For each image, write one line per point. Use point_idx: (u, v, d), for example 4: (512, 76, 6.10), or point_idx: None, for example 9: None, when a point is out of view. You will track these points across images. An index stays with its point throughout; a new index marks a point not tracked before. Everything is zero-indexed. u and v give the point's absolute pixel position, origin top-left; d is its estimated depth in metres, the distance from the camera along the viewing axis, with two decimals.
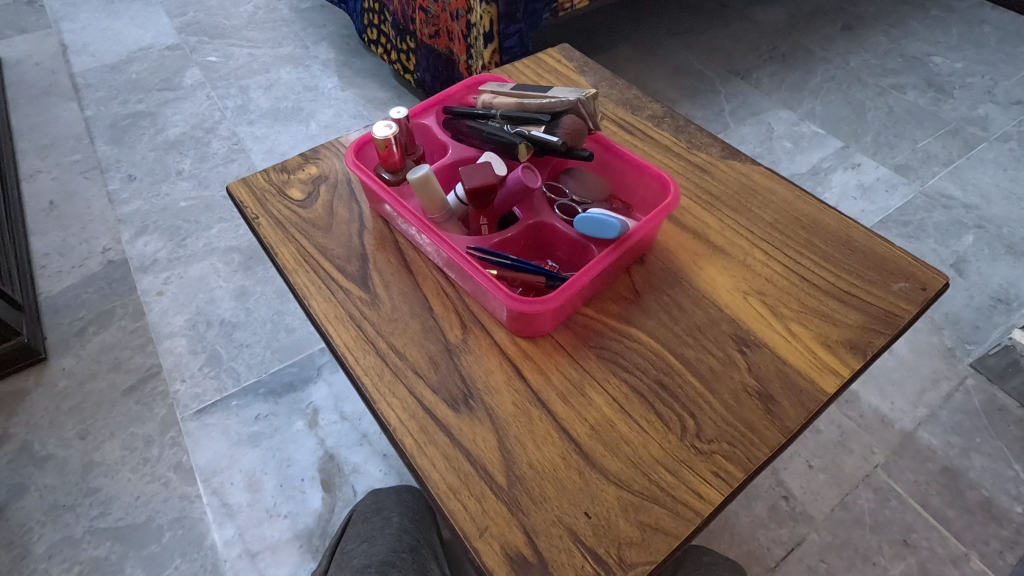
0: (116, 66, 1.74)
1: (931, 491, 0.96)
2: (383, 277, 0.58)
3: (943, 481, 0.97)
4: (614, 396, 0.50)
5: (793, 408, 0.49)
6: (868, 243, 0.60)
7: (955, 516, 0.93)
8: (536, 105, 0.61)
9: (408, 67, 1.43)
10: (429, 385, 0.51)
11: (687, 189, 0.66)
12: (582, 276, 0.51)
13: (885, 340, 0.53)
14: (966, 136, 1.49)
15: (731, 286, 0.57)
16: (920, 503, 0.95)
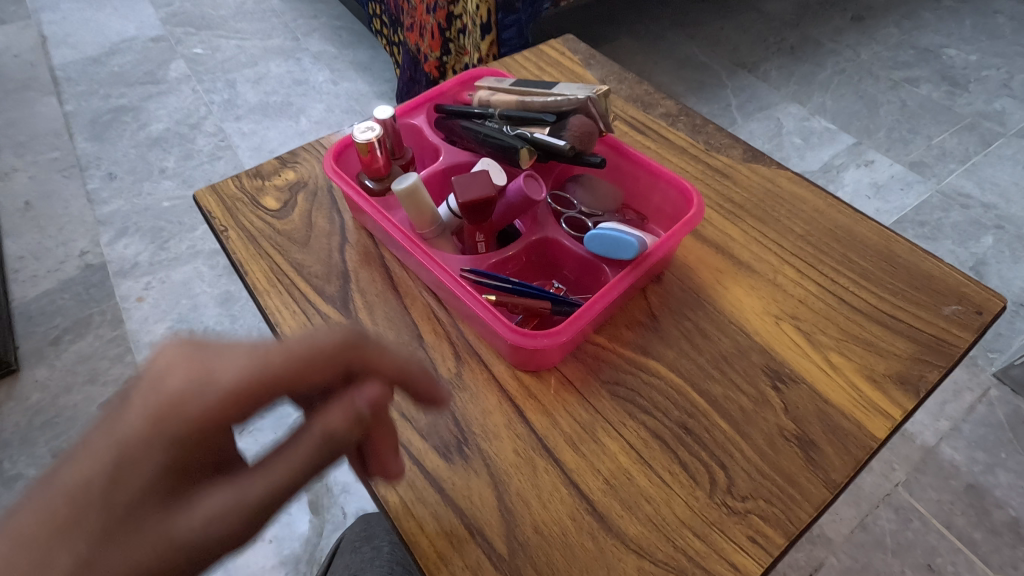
0: (98, 59, 1.66)
1: (955, 511, 0.90)
2: (367, 299, 0.51)
3: (968, 500, 0.90)
4: (631, 442, 0.43)
5: (837, 457, 0.43)
6: (912, 258, 0.54)
7: (981, 537, 0.87)
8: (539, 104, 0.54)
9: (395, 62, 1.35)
10: (418, 429, 0.44)
11: (707, 196, 0.59)
12: (594, 303, 0.44)
13: (939, 374, 0.47)
14: (983, 132, 1.42)
15: (760, 309, 0.50)
16: (945, 524, 0.88)
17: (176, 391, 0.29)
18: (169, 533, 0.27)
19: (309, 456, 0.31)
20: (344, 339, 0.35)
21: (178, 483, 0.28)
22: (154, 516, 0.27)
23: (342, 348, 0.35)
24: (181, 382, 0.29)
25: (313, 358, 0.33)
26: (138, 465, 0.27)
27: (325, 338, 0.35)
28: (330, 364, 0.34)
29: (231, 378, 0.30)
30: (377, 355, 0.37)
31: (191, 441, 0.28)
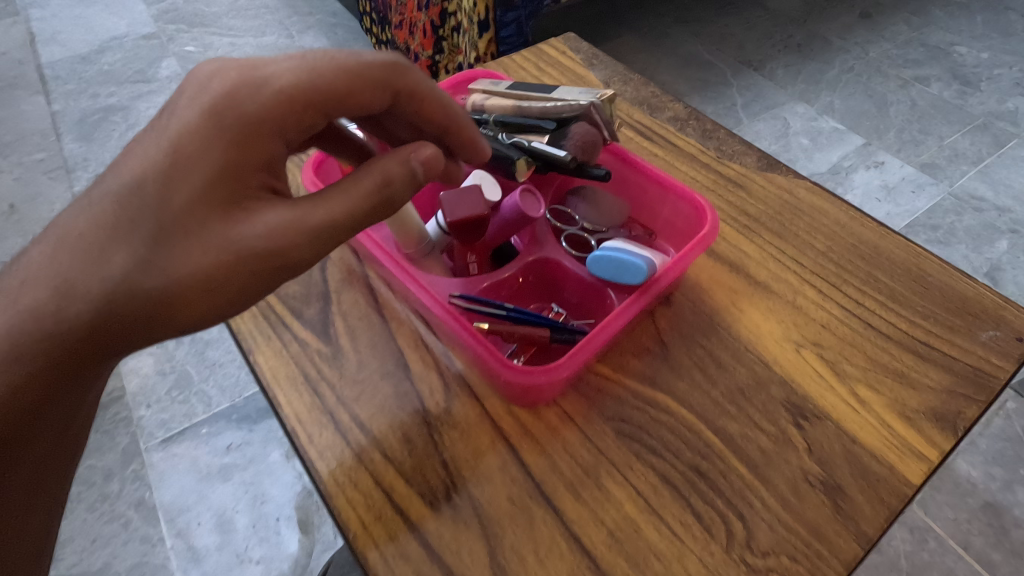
0: (88, 57, 1.61)
1: (973, 531, 0.85)
2: (349, 324, 0.47)
3: (985, 519, 0.86)
4: (639, 488, 0.39)
5: (869, 505, 0.38)
6: (944, 278, 0.49)
7: (1000, 559, 0.83)
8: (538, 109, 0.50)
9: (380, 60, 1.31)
10: (401, 472, 0.40)
11: (720, 208, 0.54)
12: (599, 334, 0.40)
13: (978, 410, 0.42)
14: (996, 132, 1.37)
15: (779, 335, 0.46)
16: (962, 544, 0.84)
17: (230, 91, 0.33)
18: (229, 233, 0.31)
19: (342, 202, 0.33)
20: (389, 64, 0.37)
21: (235, 189, 0.32)
22: (201, 226, 0.31)
23: (385, 75, 0.36)
24: (230, 92, 0.33)
25: (354, 85, 0.35)
26: (202, 154, 0.32)
27: (373, 59, 0.36)
28: (373, 91, 0.36)
29: (277, 85, 0.34)
30: (417, 97, 0.38)
31: (242, 134, 0.33)
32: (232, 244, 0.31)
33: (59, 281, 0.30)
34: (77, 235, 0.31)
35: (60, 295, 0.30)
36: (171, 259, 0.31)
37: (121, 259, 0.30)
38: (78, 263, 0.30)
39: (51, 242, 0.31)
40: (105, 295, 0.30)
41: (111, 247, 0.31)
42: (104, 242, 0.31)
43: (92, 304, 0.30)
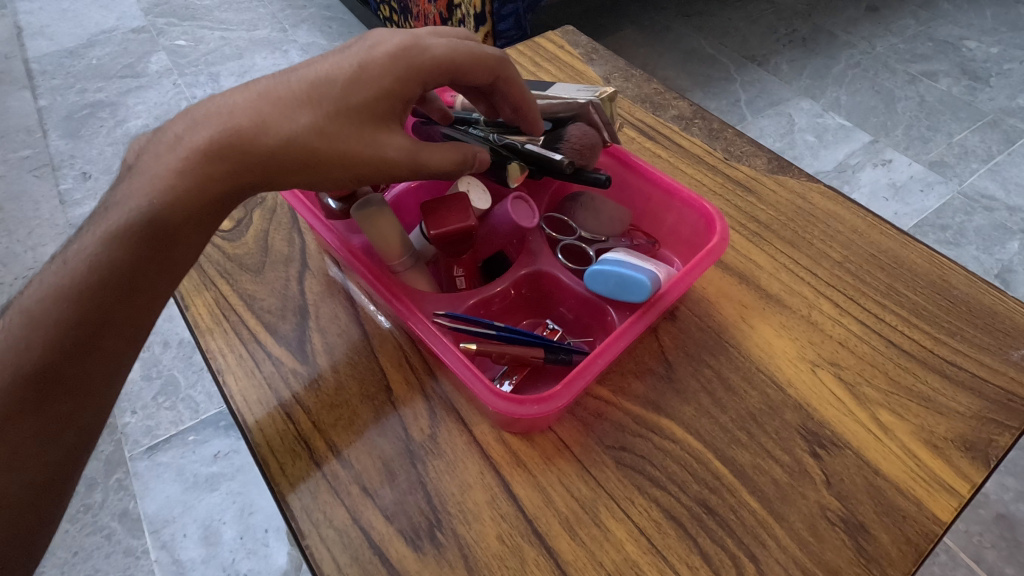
0: (75, 51, 1.55)
1: (985, 544, 0.79)
2: (326, 341, 0.43)
3: (999, 531, 0.80)
4: (641, 526, 0.35)
5: (896, 546, 0.35)
6: (970, 292, 0.45)
7: (1014, 573, 0.77)
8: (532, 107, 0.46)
9: None
10: (381, 507, 0.36)
11: (728, 214, 0.51)
12: (599, 356, 0.37)
13: (1013, 437, 0.39)
14: (1007, 129, 1.32)
15: (793, 354, 0.43)
16: (974, 557, 0.78)
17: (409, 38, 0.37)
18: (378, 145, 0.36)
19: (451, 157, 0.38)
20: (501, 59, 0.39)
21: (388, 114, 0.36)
22: (362, 129, 0.35)
23: (501, 66, 0.39)
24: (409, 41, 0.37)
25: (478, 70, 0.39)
26: (376, 73, 0.36)
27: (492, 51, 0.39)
28: (488, 74, 0.39)
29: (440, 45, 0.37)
30: (520, 95, 0.41)
31: (411, 69, 0.36)
32: (376, 154, 0.36)
33: (246, 123, 0.34)
34: (273, 95, 0.35)
35: (241, 134, 0.33)
36: (334, 143, 0.35)
37: (297, 125, 0.34)
38: (264, 115, 0.34)
39: (253, 94, 0.35)
40: (276, 148, 0.34)
41: (292, 116, 0.34)
42: (286, 110, 0.34)
43: (265, 154, 0.34)
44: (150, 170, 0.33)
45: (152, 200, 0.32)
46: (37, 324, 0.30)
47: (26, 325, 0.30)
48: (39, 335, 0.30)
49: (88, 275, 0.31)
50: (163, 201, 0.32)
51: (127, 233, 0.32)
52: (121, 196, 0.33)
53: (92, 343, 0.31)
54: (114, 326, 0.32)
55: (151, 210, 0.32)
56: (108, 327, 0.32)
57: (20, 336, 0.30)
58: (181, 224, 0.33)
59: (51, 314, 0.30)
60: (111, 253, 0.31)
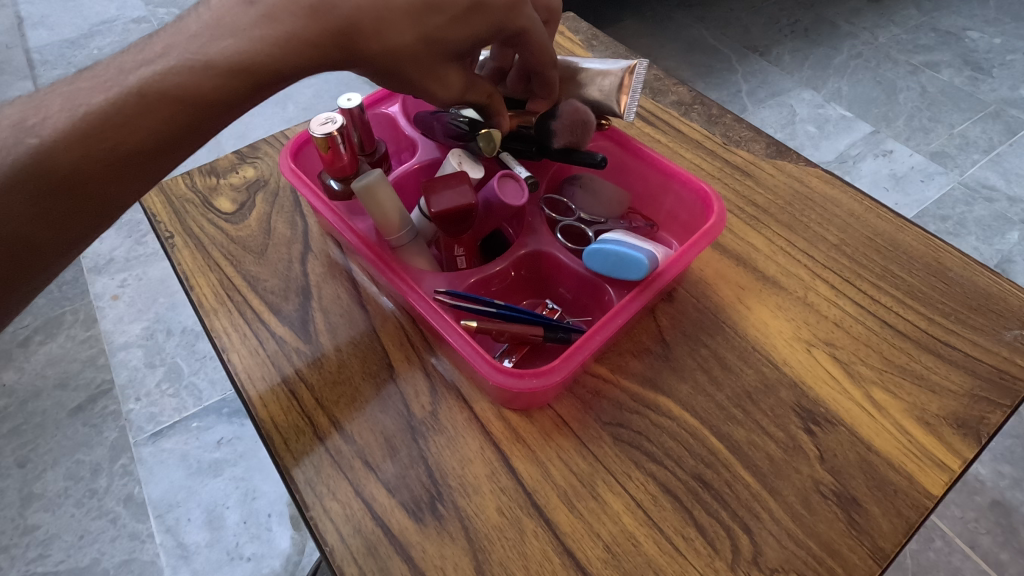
0: (76, 41, 1.52)
1: (980, 530, 0.79)
2: (329, 321, 0.44)
3: (993, 517, 0.80)
4: (638, 498, 0.36)
5: (886, 519, 0.35)
6: (965, 275, 0.46)
7: (1008, 559, 0.77)
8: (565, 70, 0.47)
9: None
10: (383, 481, 0.37)
11: (726, 198, 0.51)
12: (598, 332, 0.37)
13: (1004, 415, 0.39)
14: (1008, 120, 1.31)
15: (789, 334, 0.43)
16: (969, 543, 0.79)
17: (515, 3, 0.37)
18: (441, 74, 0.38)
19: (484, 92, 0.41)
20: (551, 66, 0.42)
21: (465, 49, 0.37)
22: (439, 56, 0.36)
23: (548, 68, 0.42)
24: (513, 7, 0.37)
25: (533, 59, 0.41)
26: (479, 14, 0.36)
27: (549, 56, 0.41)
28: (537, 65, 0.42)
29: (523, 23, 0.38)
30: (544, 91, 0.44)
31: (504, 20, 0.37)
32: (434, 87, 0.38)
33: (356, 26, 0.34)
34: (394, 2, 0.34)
35: (358, 29, 0.34)
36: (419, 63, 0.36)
37: (401, 43, 0.35)
38: (383, 21, 0.34)
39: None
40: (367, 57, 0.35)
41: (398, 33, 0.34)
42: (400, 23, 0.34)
43: (359, 55, 0.35)
44: (280, 18, 0.33)
45: (276, 49, 0.33)
46: (148, 113, 0.32)
47: (136, 110, 0.32)
48: (145, 125, 0.32)
49: (208, 91, 0.33)
50: (287, 56, 0.33)
51: (246, 67, 0.33)
52: (244, 24, 0.33)
53: (179, 148, 0.34)
54: (202, 137, 0.34)
55: (274, 58, 0.33)
56: (199, 138, 0.34)
57: (130, 111, 0.32)
58: (286, 78, 0.35)
59: (162, 110, 0.32)
60: (227, 76, 0.33)
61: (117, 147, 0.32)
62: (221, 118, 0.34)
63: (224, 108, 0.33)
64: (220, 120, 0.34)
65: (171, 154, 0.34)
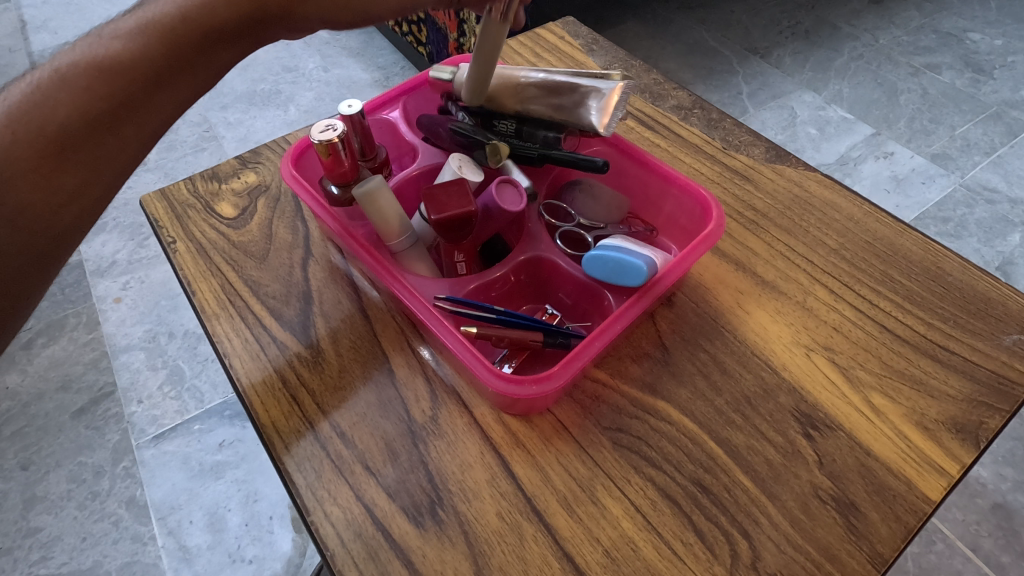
0: None
1: (982, 533, 0.79)
2: (330, 325, 0.44)
3: (995, 521, 0.80)
4: (637, 504, 0.36)
5: (885, 525, 0.36)
6: (964, 279, 0.46)
7: (1011, 562, 0.77)
8: (546, 92, 0.47)
9: (421, 40, 1.24)
10: (384, 485, 0.37)
11: (725, 203, 0.51)
12: (598, 337, 0.38)
13: (1002, 420, 0.39)
14: (1010, 122, 1.31)
15: (788, 339, 0.43)
16: (971, 547, 0.78)
17: None
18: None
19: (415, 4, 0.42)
20: None
21: None
22: None
23: None
24: None
25: None
26: None
27: None
28: None
29: None
30: None
31: None
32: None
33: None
34: None
35: None
36: None
37: None
38: None
39: None
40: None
41: None
42: None
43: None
44: None
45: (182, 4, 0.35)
46: (68, 87, 0.32)
47: (54, 85, 0.32)
48: (67, 100, 0.32)
49: (124, 54, 0.33)
50: (193, 7, 0.35)
51: (158, 28, 0.34)
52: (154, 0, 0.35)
53: (113, 127, 0.34)
54: (136, 118, 0.34)
55: (180, 12, 0.35)
56: (133, 116, 0.34)
57: (48, 87, 0.32)
58: (204, 34, 0.35)
59: (79, 81, 0.32)
60: (141, 39, 0.34)
61: (44, 128, 0.32)
62: (148, 85, 0.34)
63: (147, 72, 0.34)
64: (147, 87, 0.34)
65: (102, 132, 0.33)
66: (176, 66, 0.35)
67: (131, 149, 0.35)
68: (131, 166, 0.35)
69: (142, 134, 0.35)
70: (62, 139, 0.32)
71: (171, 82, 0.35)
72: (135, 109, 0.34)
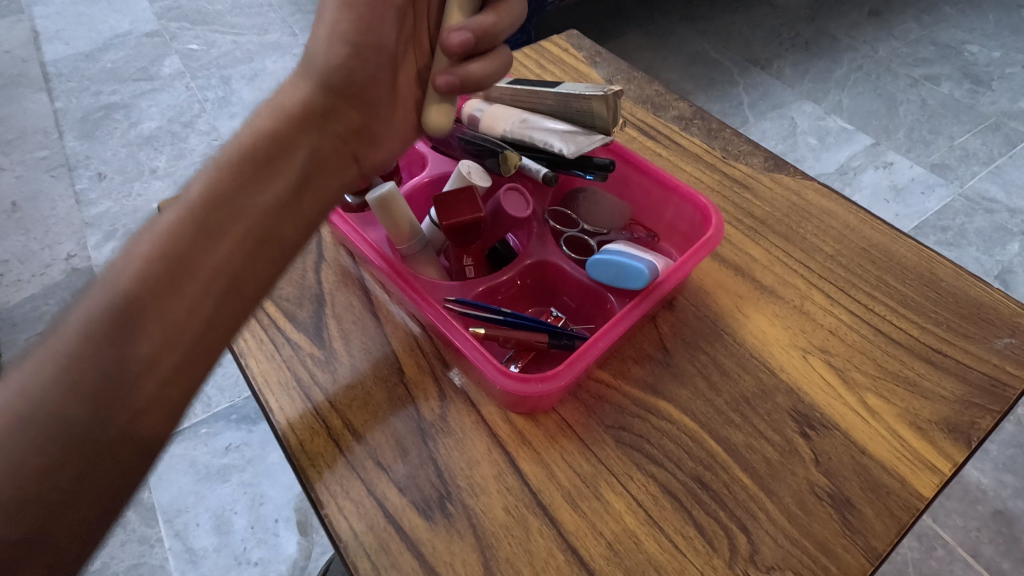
0: (90, 54, 1.50)
1: (982, 539, 0.80)
2: (342, 326, 0.46)
3: (996, 526, 0.81)
4: (639, 499, 0.38)
5: (880, 521, 0.37)
6: (957, 284, 0.47)
7: (1011, 568, 0.78)
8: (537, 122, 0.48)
9: None
10: (395, 481, 0.38)
11: (725, 210, 0.53)
12: (600, 338, 0.39)
13: (994, 420, 0.41)
14: (1008, 132, 1.33)
15: (785, 341, 0.45)
16: (971, 552, 0.79)
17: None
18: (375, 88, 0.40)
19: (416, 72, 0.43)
20: None
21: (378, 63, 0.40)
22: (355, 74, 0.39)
23: None
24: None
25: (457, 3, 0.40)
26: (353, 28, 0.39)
27: None
28: None
29: None
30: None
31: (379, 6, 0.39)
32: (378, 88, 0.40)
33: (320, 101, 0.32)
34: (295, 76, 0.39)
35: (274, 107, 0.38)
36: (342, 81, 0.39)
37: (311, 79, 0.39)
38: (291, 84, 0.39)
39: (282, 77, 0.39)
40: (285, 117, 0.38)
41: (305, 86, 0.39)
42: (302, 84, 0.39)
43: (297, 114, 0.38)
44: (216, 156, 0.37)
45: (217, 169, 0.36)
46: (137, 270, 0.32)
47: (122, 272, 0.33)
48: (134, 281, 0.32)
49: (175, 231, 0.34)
50: (228, 169, 0.36)
51: (202, 198, 0.35)
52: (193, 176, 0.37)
53: (179, 288, 0.33)
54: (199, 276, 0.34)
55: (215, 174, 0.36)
56: (194, 275, 0.33)
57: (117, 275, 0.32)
58: (239, 173, 0.36)
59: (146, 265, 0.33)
60: (188, 210, 0.34)
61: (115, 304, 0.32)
62: (202, 239, 0.34)
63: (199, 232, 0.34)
64: (200, 241, 0.34)
65: (173, 298, 0.33)
66: (221, 217, 0.35)
67: (200, 307, 0.33)
68: (201, 319, 0.33)
69: (208, 288, 0.34)
70: (125, 305, 0.32)
71: (221, 229, 0.35)
72: (196, 265, 0.34)
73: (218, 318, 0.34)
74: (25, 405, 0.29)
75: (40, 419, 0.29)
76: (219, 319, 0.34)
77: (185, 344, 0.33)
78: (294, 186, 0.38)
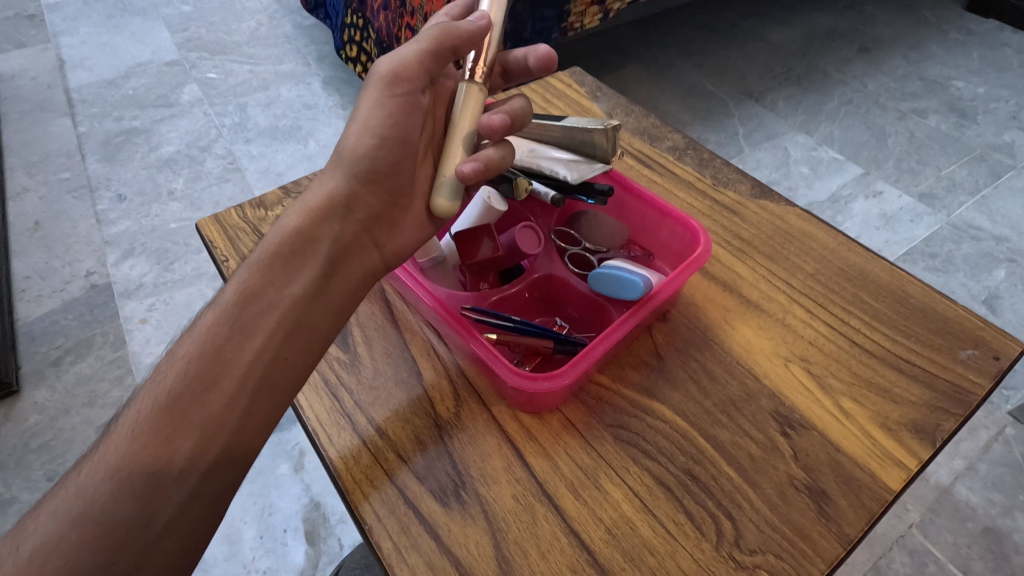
0: (113, 81, 1.58)
1: (972, 556, 0.83)
2: (365, 332, 0.50)
3: (985, 544, 0.84)
4: (635, 489, 0.42)
5: (852, 510, 0.41)
6: (926, 301, 0.52)
7: None
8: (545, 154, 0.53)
9: None
10: (415, 471, 0.42)
11: (715, 232, 0.58)
12: (600, 342, 0.44)
13: (957, 422, 0.45)
14: (992, 164, 1.40)
15: (769, 351, 0.49)
16: (961, 569, 0.82)
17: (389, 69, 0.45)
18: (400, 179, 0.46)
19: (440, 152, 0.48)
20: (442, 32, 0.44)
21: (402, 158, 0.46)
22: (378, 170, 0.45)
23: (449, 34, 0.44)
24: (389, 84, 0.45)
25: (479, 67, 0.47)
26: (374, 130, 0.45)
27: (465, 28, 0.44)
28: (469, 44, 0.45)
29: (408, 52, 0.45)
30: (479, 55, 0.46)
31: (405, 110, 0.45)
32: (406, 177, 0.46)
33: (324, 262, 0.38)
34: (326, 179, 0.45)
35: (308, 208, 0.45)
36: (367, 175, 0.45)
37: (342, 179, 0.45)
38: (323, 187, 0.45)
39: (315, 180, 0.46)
40: (312, 212, 0.45)
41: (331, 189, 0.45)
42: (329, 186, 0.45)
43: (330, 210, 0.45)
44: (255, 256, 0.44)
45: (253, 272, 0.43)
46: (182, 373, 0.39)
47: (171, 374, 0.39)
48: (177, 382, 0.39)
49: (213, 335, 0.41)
50: (261, 273, 0.43)
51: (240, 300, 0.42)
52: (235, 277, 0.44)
53: (216, 384, 0.39)
54: (233, 371, 0.40)
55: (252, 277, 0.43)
56: (227, 372, 0.40)
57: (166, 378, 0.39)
58: (272, 271, 0.43)
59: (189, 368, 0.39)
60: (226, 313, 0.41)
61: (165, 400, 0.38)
62: (238, 336, 0.41)
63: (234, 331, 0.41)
64: (236, 338, 0.41)
65: (209, 395, 0.39)
66: (254, 315, 0.41)
67: (235, 401, 0.39)
68: (230, 415, 0.39)
69: (244, 383, 0.40)
70: (169, 404, 0.38)
71: (256, 325, 0.41)
72: (232, 362, 0.40)
73: (252, 410, 0.40)
74: (82, 504, 0.35)
75: (96, 517, 0.35)
76: (253, 412, 0.40)
77: (222, 437, 0.38)
78: (323, 274, 0.44)
